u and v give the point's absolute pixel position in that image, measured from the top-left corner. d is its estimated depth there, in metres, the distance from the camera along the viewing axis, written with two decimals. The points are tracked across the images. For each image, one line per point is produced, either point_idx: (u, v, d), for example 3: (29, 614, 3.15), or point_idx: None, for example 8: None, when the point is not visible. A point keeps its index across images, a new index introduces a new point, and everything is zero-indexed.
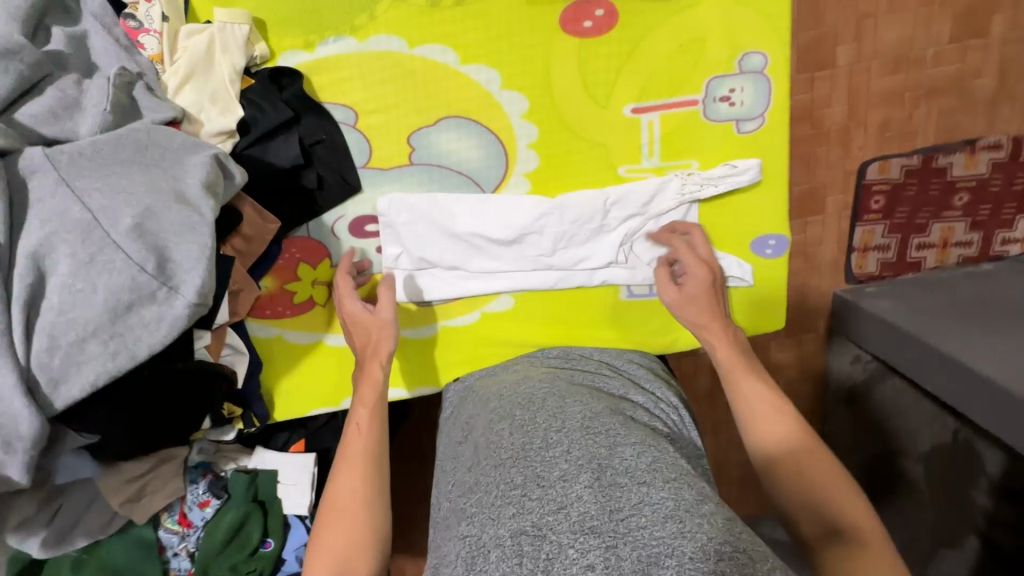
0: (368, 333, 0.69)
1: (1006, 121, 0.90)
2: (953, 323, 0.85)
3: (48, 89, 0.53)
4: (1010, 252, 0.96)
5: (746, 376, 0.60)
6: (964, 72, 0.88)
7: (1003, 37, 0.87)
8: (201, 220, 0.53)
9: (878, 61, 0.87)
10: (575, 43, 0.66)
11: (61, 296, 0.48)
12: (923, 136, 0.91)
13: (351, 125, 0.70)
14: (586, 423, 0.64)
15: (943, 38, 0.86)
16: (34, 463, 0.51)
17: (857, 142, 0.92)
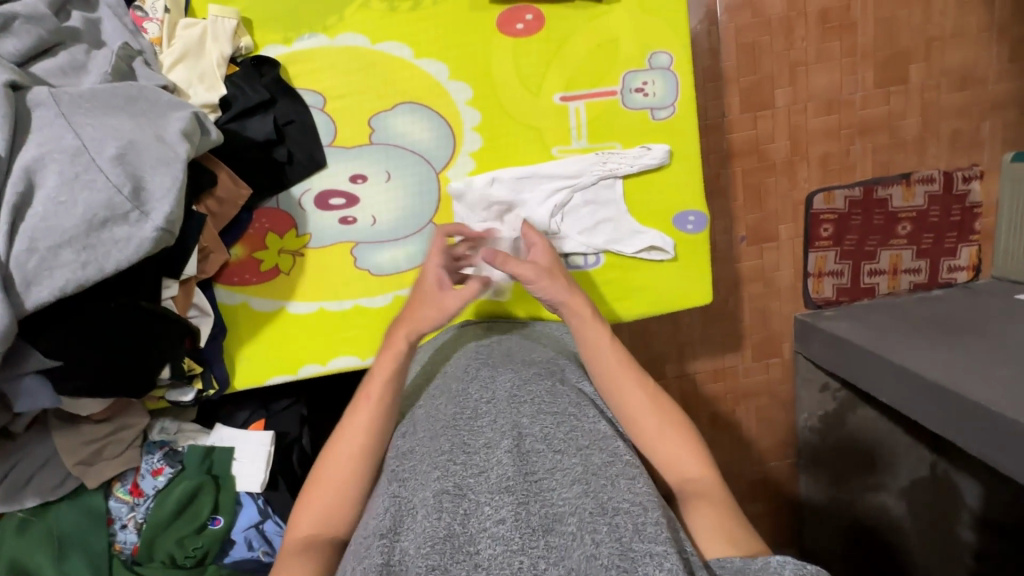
0: (414, 302, 0.70)
1: (933, 157, 1.34)
2: (904, 338, 1.16)
3: (61, 52, 0.64)
4: (955, 276, 1.38)
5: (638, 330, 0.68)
6: (892, 114, 1.32)
7: (919, 86, 1.31)
8: (176, 158, 0.62)
9: (812, 103, 1.30)
10: (510, 41, 0.80)
11: (46, 205, 0.56)
12: (860, 168, 1.34)
13: (320, 108, 0.82)
14: (513, 390, 0.63)
15: (869, 84, 1.31)
16: None
17: (802, 174, 1.34)
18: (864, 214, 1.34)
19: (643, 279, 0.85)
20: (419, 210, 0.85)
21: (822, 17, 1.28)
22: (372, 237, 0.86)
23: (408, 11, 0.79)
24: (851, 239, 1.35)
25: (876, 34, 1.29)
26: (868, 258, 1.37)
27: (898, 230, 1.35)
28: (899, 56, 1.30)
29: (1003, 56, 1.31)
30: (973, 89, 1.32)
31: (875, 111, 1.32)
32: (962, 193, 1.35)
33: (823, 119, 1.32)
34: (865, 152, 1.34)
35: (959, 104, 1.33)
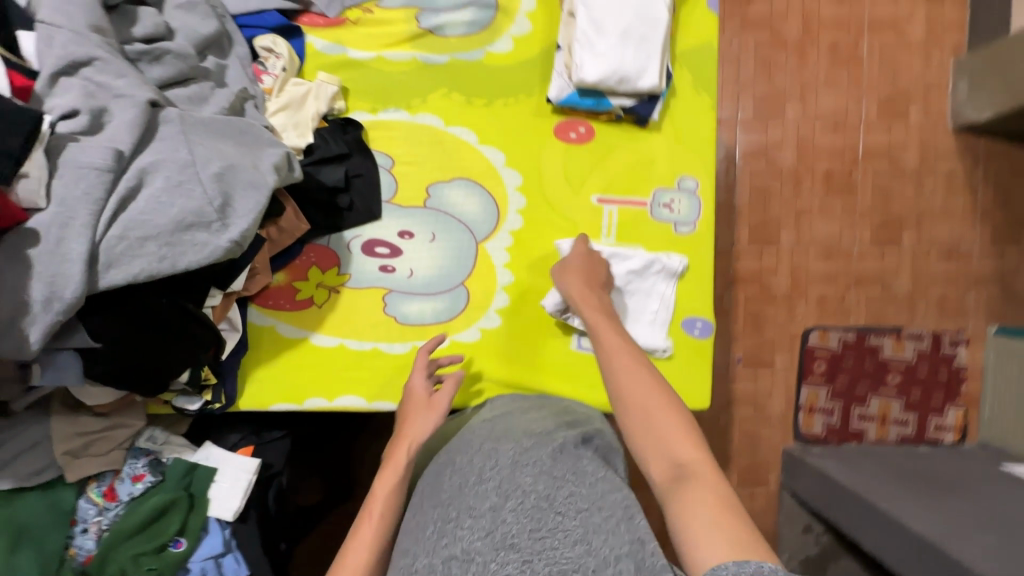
0: (414, 414, 0.81)
1: (922, 317, 1.44)
2: (890, 485, 1.17)
3: (192, 85, 0.76)
4: (943, 437, 1.42)
5: (607, 328, 0.72)
6: (885, 270, 1.45)
7: (911, 250, 1.46)
8: (265, 184, 0.71)
9: (812, 248, 1.44)
10: (563, 145, 0.92)
11: (147, 202, 0.64)
12: (855, 314, 1.44)
13: (388, 169, 0.93)
14: (515, 457, 0.65)
15: (865, 241, 1.46)
16: (55, 328, 0.60)
17: (800, 310, 1.44)
18: (856, 357, 1.42)
19: None
20: (454, 271, 0.93)
21: (827, 178, 1.46)
22: (405, 289, 0.93)
23: (482, 105, 0.92)
24: (842, 379, 1.42)
25: (872, 201, 1.47)
26: (859, 402, 1.42)
27: (888, 379, 1.42)
28: (892, 221, 1.46)
29: (986, 238, 1.47)
30: (960, 262, 1.46)
31: (870, 265, 1.45)
32: (949, 355, 1.44)
33: (823, 264, 1.45)
34: (859, 301, 1.44)
35: (947, 272, 1.46)
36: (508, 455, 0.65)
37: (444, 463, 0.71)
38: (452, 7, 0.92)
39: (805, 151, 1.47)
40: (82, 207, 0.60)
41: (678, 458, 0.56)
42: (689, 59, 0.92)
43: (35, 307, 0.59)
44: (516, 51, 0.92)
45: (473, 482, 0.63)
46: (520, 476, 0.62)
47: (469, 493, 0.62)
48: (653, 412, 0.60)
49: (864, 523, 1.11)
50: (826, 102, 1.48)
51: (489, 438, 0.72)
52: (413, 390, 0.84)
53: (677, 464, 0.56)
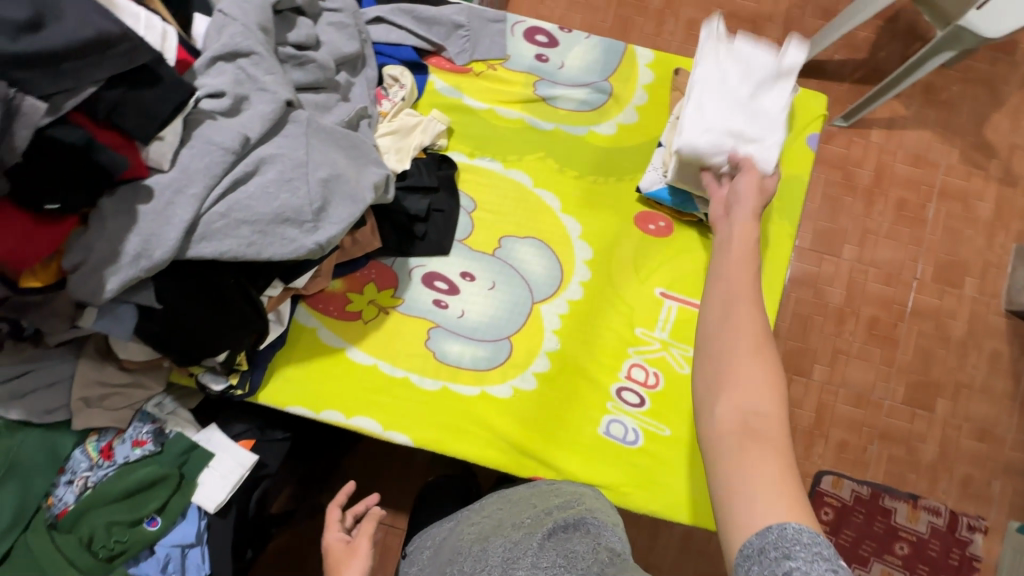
0: (338, 570, 0.77)
1: (943, 492, 1.38)
2: None
3: (322, 93, 0.80)
4: None
5: (738, 263, 0.62)
6: (912, 433, 1.41)
7: (942, 419, 1.42)
8: (361, 200, 0.74)
9: (842, 390, 1.42)
10: (640, 233, 0.95)
11: (255, 190, 0.67)
12: (873, 469, 1.39)
13: (468, 212, 0.96)
14: (505, 555, 0.61)
15: (898, 397, 1.43)
16: (132, 281, 0.62)
17: (817, 450, 1.41)
18: (866, 515, 1.36)
19: (663, 477, 0.88)
20: (504, 324, 0.93)
21: (870, 324, 1.47)
22: (452, 327, 0.94)
23: (572, 176, 0.96)
24: (846, 535, 1.35)
25: (913, 359, 1.45)
26: (859, 564, 1.33)
27: (896, 547, 1.34)
28: (929, 384, 1.44)
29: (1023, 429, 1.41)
30: (992, 445, 1.40)
31: (899, 423, 1.42)
32: (965, 539, 1.35)
33: (851, 409, 1.42)
34: (880, 457, 1.40)
35: (976, 452, 1.40)
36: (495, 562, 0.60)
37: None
38: (569, 83, 0.98)
39: (855, 290, 1.48)
40: (199, 179, 0.63)
41: (753, 423, 0.49)
42: (778, 189, 0.97)
43: (124, 259, 0.61)
44: (618, 135, 0.97)
45: None
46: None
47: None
48: (747, 361, 0.52)
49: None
50: (883, 251, 1.50)
51: (477, 540, 0.68)
52: (334, 542, 0.81)
53: (750, 427, 0.48)
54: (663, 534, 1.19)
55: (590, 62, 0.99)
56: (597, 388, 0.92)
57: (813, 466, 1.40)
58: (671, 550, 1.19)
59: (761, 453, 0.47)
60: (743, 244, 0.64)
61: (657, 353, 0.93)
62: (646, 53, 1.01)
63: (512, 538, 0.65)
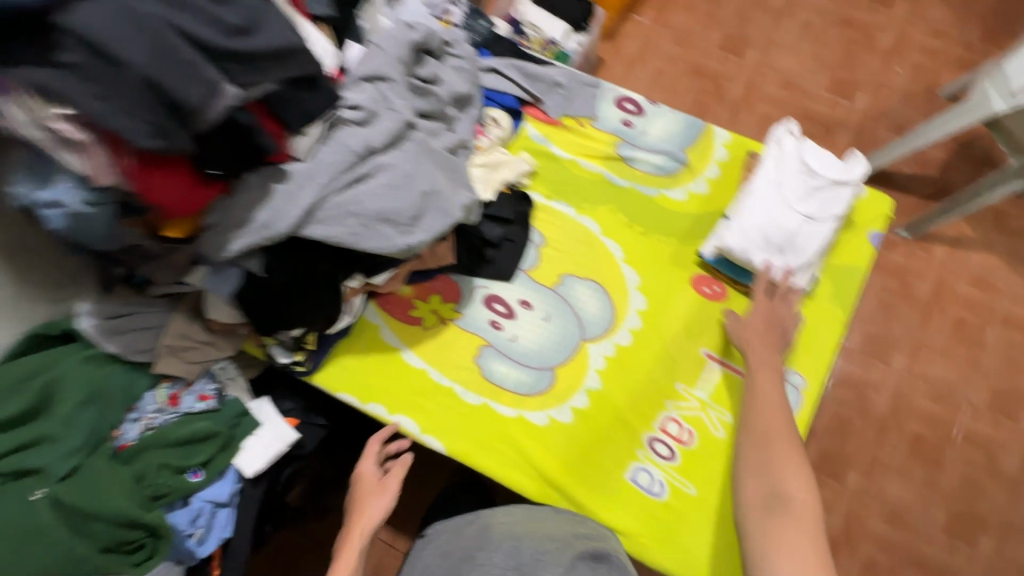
0: (365, 499, 0.89)
1: None
2: None
3: (435, 120, 0.92)
4: None
5: (767, 372, 0.87)
6: (951, 568, 1.33)
7: (987, 560, 1.33)
8: (451, 216, 0.83)
9: (876, 505, 1.38)
10: (694, 294, 1.00)
11: (368, 190, 0.77)
12: None
13: (537, 246, 1.04)
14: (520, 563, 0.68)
15: (939, 525, 1.36)
16: (254, 246, 0.72)
17: (842, 565, 1.35)
18: None
19: (681, 535, 0.88)
20: (551, 355, 0.98)
21: (914, 441, 1.43)
22: (502, 349, 0.99)
23: (638, 232, 1.03)
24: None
25: (957, 486, 1.39)
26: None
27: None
28: (972, 517, 1.36)
29: None
30: None
31: (935, 552, 1.34)
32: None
33: (885, 527, 1.36)
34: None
35: None
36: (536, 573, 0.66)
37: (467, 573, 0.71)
38: (649, 148, 1.07)
39: (900, 403, 1.46)
40: (327, 172, 0.74)
41: (786, 497, 0.73)
42: (835, 275, 1.00)
43: (253, 226, 0.71)
44: (687, 202, 1.05)
45: None
46: None
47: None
48: (777, 450, 0.78)
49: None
50: (934, 368, 1.48)
51: (512, 543, 0.73)
52: (370, 476, 0.90)
53: (782, 502, 0.73)
54: None
55: (671, 133, 1.08)
56: (630, 434, 0.94)
57: None
58: None
59: (792, 520, 0.70)
60: (769, 361, 0.88)
61: (693, 411, 0.95)
62: (725, 133, 1.09)
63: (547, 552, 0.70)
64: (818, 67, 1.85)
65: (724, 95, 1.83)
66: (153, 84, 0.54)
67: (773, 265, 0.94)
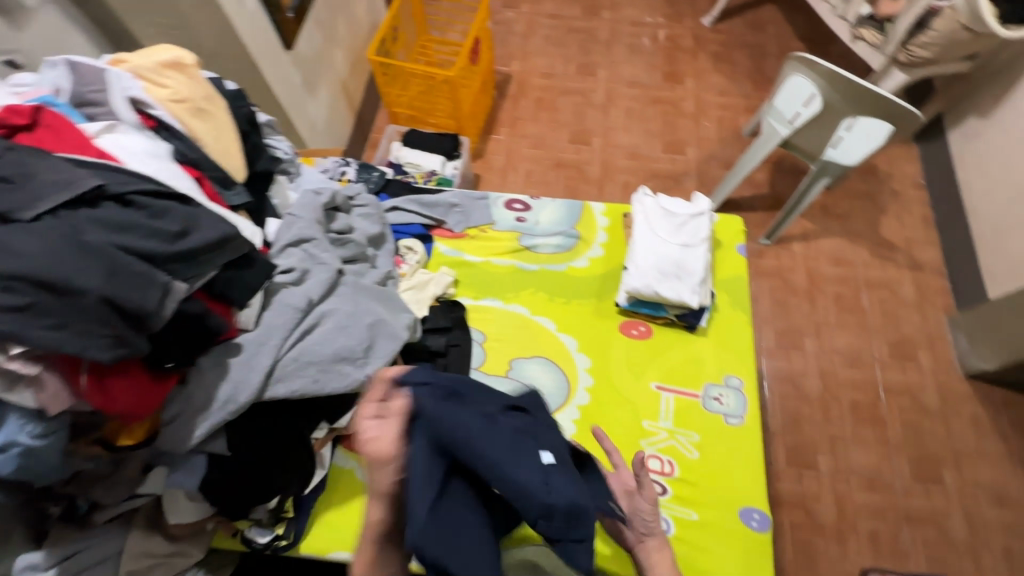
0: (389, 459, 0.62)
1: (988, 568, 1.46)
2: None
3: (358, 263, 1.03)
4: None
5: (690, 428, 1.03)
6: (935, 510, 1.53)
7: (958, 488, 1.55)
8: (398, 338, 0.90)
9: (853, 477, 1.56)
10: (626, 339, 1.13)
11: (317, 338, 0.83)
12: (913, 556, 1.48)
13: (480, 343, 1.13)
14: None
15: (907, 474, 1.57)
16: (219, 424, 0.74)
17: (853, 544, 1.49)
18: None
19: (698, 561, 0.92)
20: None
21: (854, 408, 1.66)
22: None
23: (561, 303, 1.17)
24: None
25: (904, 434, 1.62)
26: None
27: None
28: (929, 457, 1.59)
29: None
30: (1012, 510, 1.52)
31: (917, 502, 1.54)
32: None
33: (868, 495, 1.54)
34: (915, 542, 1.49)
35: (1001, 520, 1.51)
36: None
37: None
38: (545, 233, 1.25)
39: (828, 380, 1.69)
40: (276, 333, 0.79)
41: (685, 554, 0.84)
42: (725, 287, 1.19)
43: (215, 404, 0.73)
44: (592, 266, 1.21)
45: None
46: None
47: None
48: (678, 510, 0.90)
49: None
50: (840, 339, 1.75)
51: None
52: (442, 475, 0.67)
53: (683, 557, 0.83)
54: None
55: (559, 216, 1.28)
56: None
57: (857, 565, 1.46)
58: None
59: None
60: (688, 394, 1.07)
61: (666, 441, 1.03)
62: (600, 205, 1.30)
63: None
64: (650, 137, 2.26)
65: (587, 176, 2.16)
66: (110, 300, 0.59)
67: (677, 288, 1.09)
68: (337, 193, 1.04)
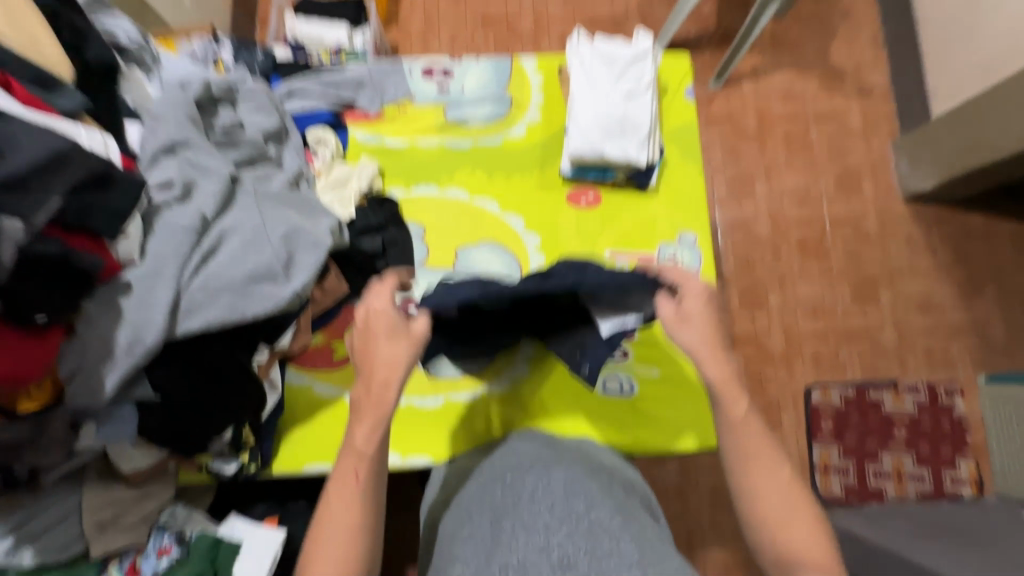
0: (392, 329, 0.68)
1: (912, 366, 1.63)
2: (913, 542, 1.30)
3: (258, 166, 0.88)
4: (957, 487, 1.56)
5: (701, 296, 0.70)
6: (870, 326, 1.66)
7: (890, 304, 1.67)
8: (322, 245, 0.80)
9: (799, 308, 1.65)
10: (575, 209, 1.05)
11: (225, 259, 0.72)
12: (850, 368, 1.63)
13: (420, 237, 1.04)
14: (568, 479, 0.61)
15: (847, 298, 1.67)
16: (132, 372, 0.65)
17: (799, 367, 1.63)
18: (859, 412, 1.59)
19: (663, 412, 0.96)
20: None
21: (801, 244, 1.70)
22: None
23: (501, 180, 1.07)
24: (850, 437, 1.60)
25: (846, 263, 1.69)
26: (871, 458, 1.59)
27: (896, 434, 1.60)
28: (867, 280, 1.68)
29: (956, 292, 1.68)
30: (936, 315, 1.66)
31: (855, 322, 1.66)
32: (948, 405, 1.61)
33: (812, 323, 1.65)
34: (852, 357, 1.64)
35: (927, 325, 1.66)
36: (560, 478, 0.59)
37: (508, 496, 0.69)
38: (473, 102, 1.10)
39: (778, 221, 1.70)
40: (171, 261, 0.68)
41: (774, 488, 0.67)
42: (674, 138, 1.11)
43: (119, 351, 0.65)
44: (529, 134, 1.09)
45: (525, 503, 0.57)
46: (573, 502, 0.56)
47: (511, 572, 0.49)
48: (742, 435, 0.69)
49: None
50: (789, 180, 1.73)
51: (538, 461, 0.67)
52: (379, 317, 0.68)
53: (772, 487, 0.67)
54: (693, 494, 1.36)
55: (486, 81, 1.12)
56: None
57: (801, 384, 1.62)
58: (706, 506, 1.35)
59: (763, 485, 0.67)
60: (643, 257, 1.03)
61: None
62: (531, 60, 1.14)
63: (572, 472, 0.64)
64: None
65: (518, 31, 1.90)
66: None
67: (623, 145, 1.00)
68: (211, 83, 0.86)
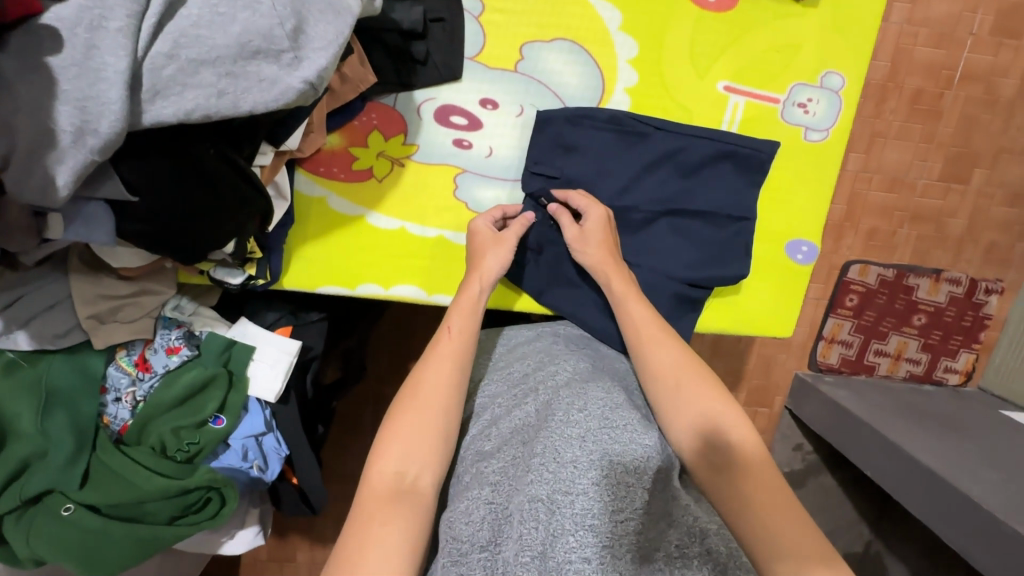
0: (482, 249, 0.72)
1: (966, 259, 1.48)
2: (894, 420, 1.28)
3: None
4: (944, 375, 1.51)
5: (626, 293, 0.70)
6: (944, 209, 1.45)
7: (978, 188, 1.43)
8: (348, 10, 0.54)
9: (878, 176, 1.41)
10: (695, 10, 0.75)
11: (203, 12, 0.48)
12: (900, 250, 1.46)
13: (475, 16, 0.74)
14: (605, 411, 0.60)
15: (935, 172, 1.42)
16: (87, 172, 0.47)
17: (847, 242, 1.45)
18: (889, 295, 1.46)
19: (732, 294, 0.83)
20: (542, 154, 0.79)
21: (915, 98, 1.37)
22: (481, 169, 0.80)
23: None
24: (869, 315, 1.47)
25: (955, 130, 1.39)
26: (879, 338, 1.49)
27: (914, 320, 1.48)
28: (968, 155, 1.41)
29: None
30: (1021, 209, 1.45)
31: (931, 201, 1.44)
32: (979, 302, 1.48)
33: (884, 195, 1.43)
34: (909, 238, 1.46)
35: (1005, 218, 1.46)
36: (596, 410, 0.58)
37: (523, 398, 0.64)
38: None
39: (901, 61, 1.34)
40: (119, 5, 0.44)
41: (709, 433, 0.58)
42: None
43: (64, 139, 0.45)
44: None
45: (557, 427, 0.57)
46: (608, 441, 0.56)
47: (535, 512, 0.50)
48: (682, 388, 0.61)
49: (872, 456, 1.23)
50: (940, 5, 1.31)
51: (575, 375, 0.65)
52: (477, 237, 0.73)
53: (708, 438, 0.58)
54: None
55: None
56: None
57: (842, 258, 1.46)
58: None
59: (712, 403, 0.59)
60: (768, 96, 0.78)
61: None
62: None
63: (611, 395, 0.62)
64: None
65: None
66: None
67: None
68: None
